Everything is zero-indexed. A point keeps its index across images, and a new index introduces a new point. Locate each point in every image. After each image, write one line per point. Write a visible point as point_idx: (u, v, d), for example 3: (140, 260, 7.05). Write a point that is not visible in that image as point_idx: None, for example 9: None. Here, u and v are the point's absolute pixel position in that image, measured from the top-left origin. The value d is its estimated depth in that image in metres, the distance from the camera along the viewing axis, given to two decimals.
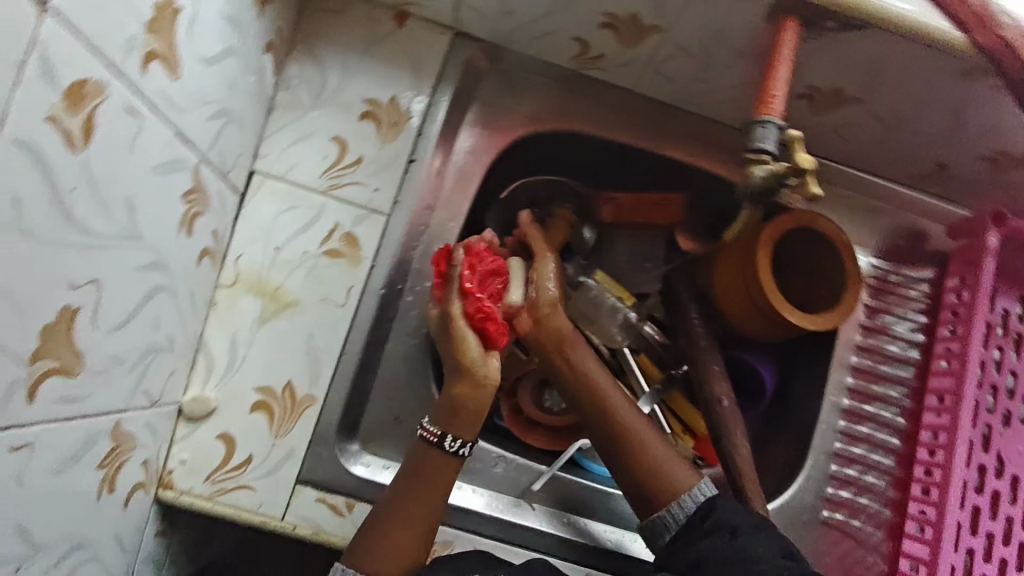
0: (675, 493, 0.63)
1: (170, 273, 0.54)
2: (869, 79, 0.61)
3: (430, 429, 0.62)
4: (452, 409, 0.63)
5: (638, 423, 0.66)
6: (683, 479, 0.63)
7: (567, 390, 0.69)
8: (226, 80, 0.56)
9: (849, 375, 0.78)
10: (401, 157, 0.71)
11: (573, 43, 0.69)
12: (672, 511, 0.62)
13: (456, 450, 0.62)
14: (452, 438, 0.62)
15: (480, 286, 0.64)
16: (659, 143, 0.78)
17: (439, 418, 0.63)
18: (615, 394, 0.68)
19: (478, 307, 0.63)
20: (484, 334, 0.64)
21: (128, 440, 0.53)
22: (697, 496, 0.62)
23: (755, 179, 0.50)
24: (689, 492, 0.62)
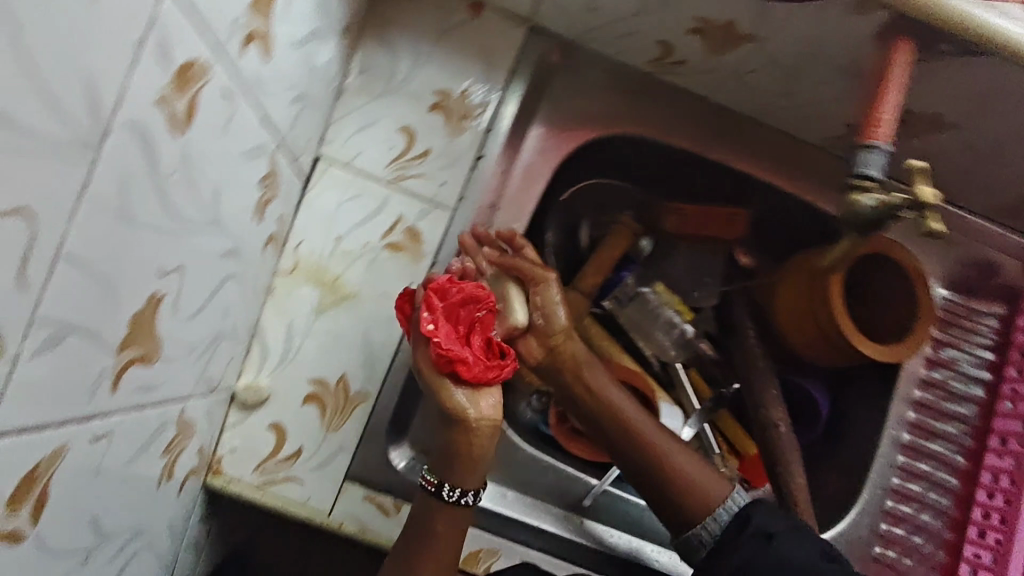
0: (710, 509, 0.60)
1: (240, 261, 0.52)
2: (972, 106, 0.59)
3: (428, 480, 0.58)
4: (448, 457, 0.57)
5: (660, 438, 0.63)
6: (718, 492, 0.60)
7: (583, 413, 0.66)
8: (307, 63, 0.54)
9: (910, 411, 0.76)
10: (469, 153, 0.69)
11: (656, 45, 0.67)
12: (706, 527, 0.59)
13: (456, 500, 0.57)
14: (450, 488, 0.57)
15: (448, 323, 0.56)
16: (733, 155, 0.75)
17: (437, 467, 0.58)
18: (633, 410, 0.65)
19: (441, 354, 0.55)
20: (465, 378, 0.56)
21: (188, 426, 0.53)
22: (731, 508, 0.60)
23: (863, 210, 0.47)
24: (723, 504, 0.60)
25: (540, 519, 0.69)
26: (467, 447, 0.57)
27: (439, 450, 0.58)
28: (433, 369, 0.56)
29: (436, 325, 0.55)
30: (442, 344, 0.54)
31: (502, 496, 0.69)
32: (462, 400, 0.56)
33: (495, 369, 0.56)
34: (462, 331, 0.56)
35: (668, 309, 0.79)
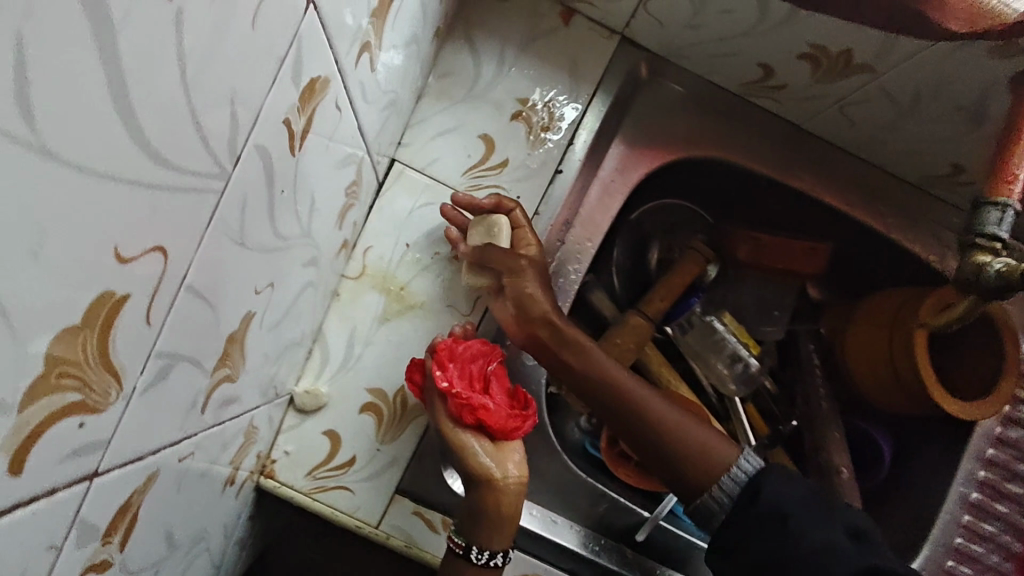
0: (715, 476, 0.57)
1: (318, 268, 0.51)
2: None
3: (455, 541, 0.56)
4: (474, 515, 0.56)
5: (661, 404, 0.59)
6: (725, 454, 0.58)
7: (575, 388, 0.61)
8: (403, 68, 0.52)
9: (981, 469, 0.72)
10: (547, 167, 0.67)
11: (756, 68, 0.64)
12: (713, 497, 0.57)
13: (484, 563, 0.55)
14: (479, 550, 0.55)
15: (463, 379, 0.57)
16: (820, 185, 0.72)
17: (465, 526, 0.56)
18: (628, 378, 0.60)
19: (463, 408, 0.55)
20: (488, 431, 0.57)
21: (254, 431, 0.51)
22: (739, 476, 0.57)
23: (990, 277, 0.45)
24: (730, 473, 0.57)
25: (589, 549, 0.67)
26: (496, 507, 0.55)
27: (467, 508, 0.57)
28: (455, 426, 0.56)
29: (451, 380, 0.56)
30: (461, 397, 0.55)
31: (553, 522, 0.67)
32: (485, 457, 0.56)
33: (516, 417, 0.57)
34: (478, 385, 0.58)
35: (730, 337, 0.76)
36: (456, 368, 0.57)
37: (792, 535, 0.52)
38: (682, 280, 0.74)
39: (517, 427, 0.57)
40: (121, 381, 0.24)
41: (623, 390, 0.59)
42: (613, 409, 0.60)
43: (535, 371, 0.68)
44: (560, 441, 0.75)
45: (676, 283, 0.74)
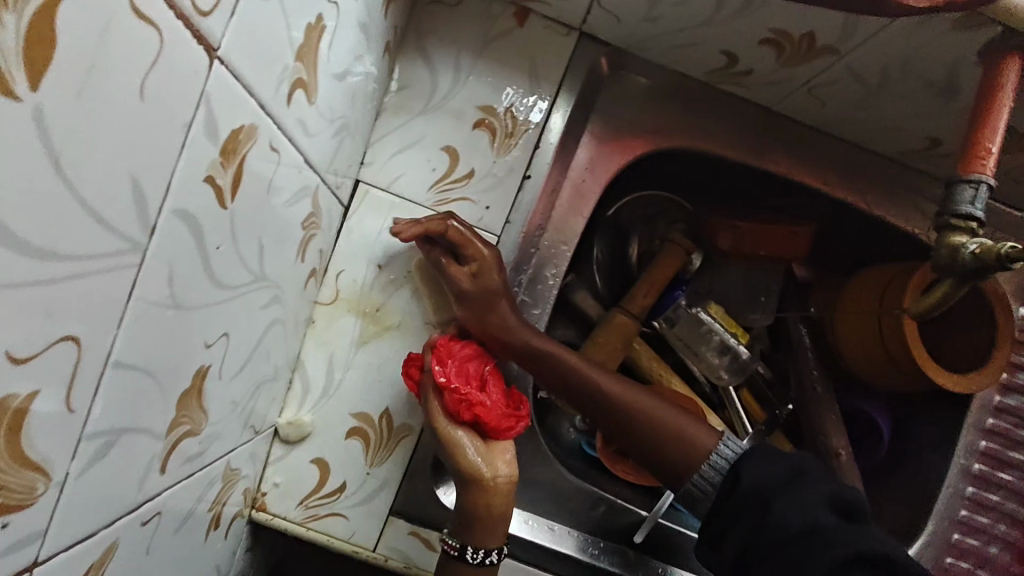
0: (697, 462, 0.57)
1: (284, 304, 0.50)
2: None
3: (450, 542, 0.56)
4: (465, 521, 0.55)
5: (635, 393, 0.60)
6: (704, 440, 0.58)
7: (552, 389, 0.61)
8: (351, 90, 0.51)
9: (982, 440, 0.71)
10: (515, 173, 0.66)
11: (720, 55, 0.62)
12: (697, 482, 0.57)
13: (481, 561, 0.54)
14: (474, 549, 0.55)
15: (461, 376, 0.57)
16: (796, 167, 0.71)
17: (457, 527, 0.56)
18: (601, 372, 0.60)
19: (461, 404, 0.55)
20: (483, 429, 0.56)
21: (235, 474, 0.51)
22: (717, 463, 0.57)
23: (965, 257, 0.43)
24: (711, 459, 0.57)
25: (589, 553, 0.67)
26: (487, 509, 0.55)
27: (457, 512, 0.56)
28: (450, 423, 0.56)
29: (449, 376, 0.55)
30: (459, 393, 0.55)
31: (548, 529, 0.67)
32: (477, 457, 0.55)
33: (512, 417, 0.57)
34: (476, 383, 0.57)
35: (721, 331, 0.73)
36: (455, 365, 0.56)
37: (770, 516, 0.50)
38: (666, 274, 0.72)
39: (511, 427, 0.56)
40: (48, 472, 0.23)
41: (596, 384, 0.60)
42: (588, 403, 0.60)
43: (525, 376, 0.67)
44: (555, 443, 0.75)
45: (660, 274, 0.72)
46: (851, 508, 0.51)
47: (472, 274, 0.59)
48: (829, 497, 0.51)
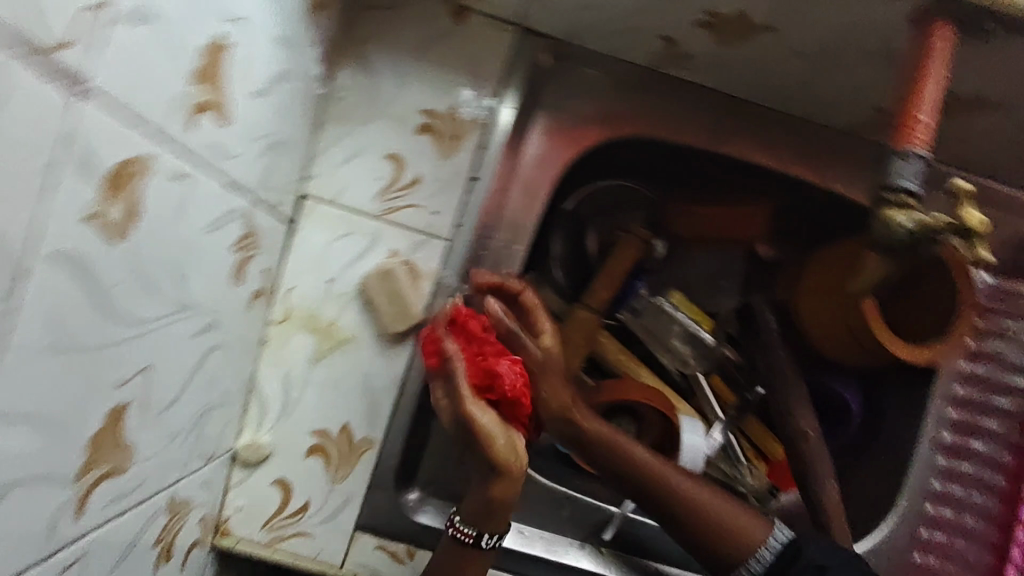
0: (750, 549, 0.56)
1: (224, 329, 0.49)
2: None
3: (464, 529, 0.52)
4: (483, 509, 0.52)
5: (691, 484, 0.58)
6: (758, 529, 0.57)
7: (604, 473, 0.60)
8: (280, 105, 0.50)
9: (950, 410, 0.71)
10: (462, 175, 0.65)
11: (660, 41, 0.61)
12: (749, 568, 0.55)
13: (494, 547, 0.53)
14: (489, 536, 0.53)
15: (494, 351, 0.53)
16: (750, 147, 0.69)
17: (470, 516, 0.52)
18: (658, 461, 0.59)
19: (514, 375, 0.51)
20: (516, 414, 0.52)
21: (185, 504, 0.50)
22: (775, 548, 0.56)
23: (900, 233, 0.42)
24: (767, 542, 0.56)
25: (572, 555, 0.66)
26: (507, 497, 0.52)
27: (473, 501, 0.52)
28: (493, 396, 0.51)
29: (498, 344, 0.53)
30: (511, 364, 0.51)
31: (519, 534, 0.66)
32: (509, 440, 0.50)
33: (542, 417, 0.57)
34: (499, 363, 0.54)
35: (684, 319, 0.74)
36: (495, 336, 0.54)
37: None
38: (625, 266, 0.71)
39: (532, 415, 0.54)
40: None
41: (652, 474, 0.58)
42: (641, 491, 0.58)
43: None
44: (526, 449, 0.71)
45: (622, 264, 0.71)
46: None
47: (544, 346, 0.59)
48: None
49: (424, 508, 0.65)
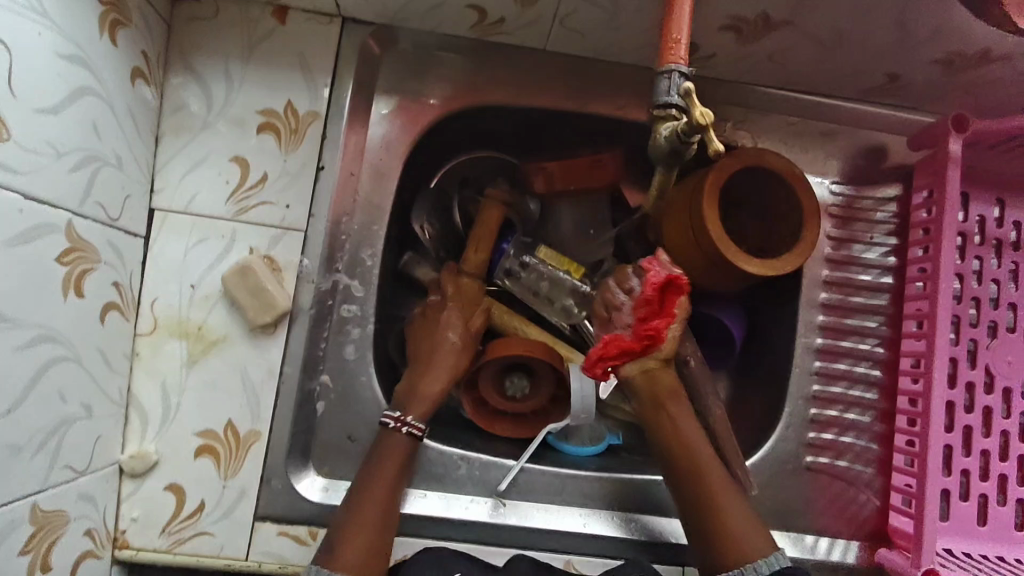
0: (749, 556, 0.55)
1: (68, 343, 0.52)
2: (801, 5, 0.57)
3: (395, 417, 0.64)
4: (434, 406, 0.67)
5: (733, 493, 0.59)
6: (759, 544, 0.56)
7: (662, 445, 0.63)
8: (87, 121, 0.52)
9: (819, 314, 0.74)
10: (308, 166, 0.66)
11: (468, 10, 0.64)
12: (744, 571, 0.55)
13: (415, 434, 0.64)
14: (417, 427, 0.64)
15: (658, 310, 0.61)
16: (589, 101, 0.73)
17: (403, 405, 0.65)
18: (710, 460, 0.61)
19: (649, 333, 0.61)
20: (624, 347, 0.62)
21: (57, 515, 0.52)
22: (774, 563, 0.54)
23: (659, 142, 0.47)
24: (766, 558, 0.55)
25: (485, 513, 0.68)
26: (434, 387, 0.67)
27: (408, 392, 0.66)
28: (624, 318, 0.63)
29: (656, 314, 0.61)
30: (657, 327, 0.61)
31: (422, 497, 0.68)
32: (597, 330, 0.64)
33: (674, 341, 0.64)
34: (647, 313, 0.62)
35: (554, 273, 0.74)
36: (660, 309, 0.61)
37: None
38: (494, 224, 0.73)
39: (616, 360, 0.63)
40: None
41: (700, 469, 0.60)
42: (682, 481, 0.61)
43: (362, 359, 0.68)
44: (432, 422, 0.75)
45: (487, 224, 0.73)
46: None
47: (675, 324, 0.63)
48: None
49: (321, 485, 0.66)
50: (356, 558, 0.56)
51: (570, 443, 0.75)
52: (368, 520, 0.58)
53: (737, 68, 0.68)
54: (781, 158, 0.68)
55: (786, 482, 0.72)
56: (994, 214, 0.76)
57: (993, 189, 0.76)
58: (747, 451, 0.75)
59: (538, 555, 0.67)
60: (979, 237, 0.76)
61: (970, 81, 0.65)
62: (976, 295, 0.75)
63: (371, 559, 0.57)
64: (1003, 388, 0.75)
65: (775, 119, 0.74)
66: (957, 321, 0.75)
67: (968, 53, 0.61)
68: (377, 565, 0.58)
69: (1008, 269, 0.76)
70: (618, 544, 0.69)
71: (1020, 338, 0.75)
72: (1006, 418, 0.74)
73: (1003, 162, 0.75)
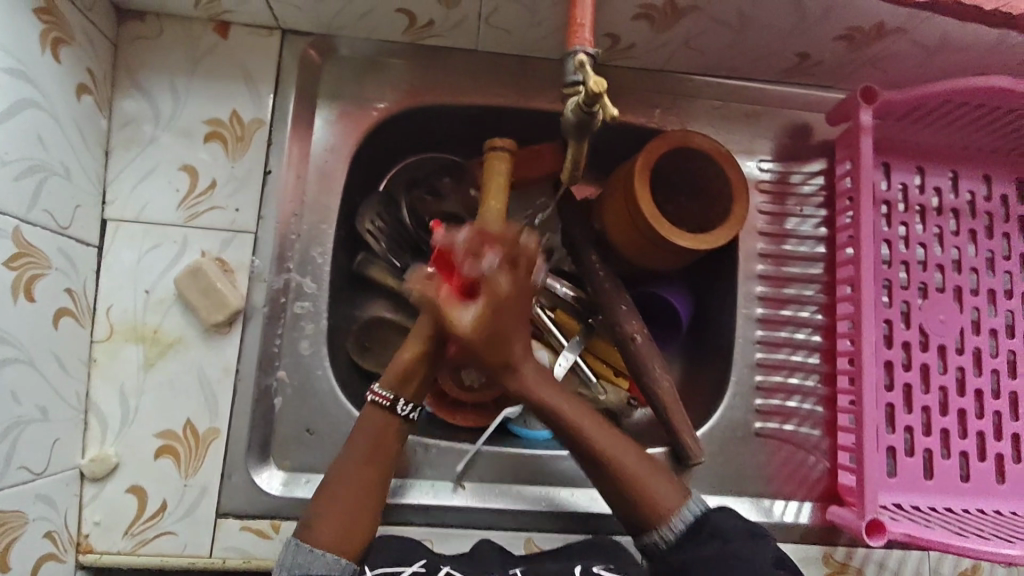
0: (665, 516, 0.59)
1: (19, 345, 0.54)
2: None
3: (383, 394, 0.63)
4: (404, 374, 0.63)
5: (644, 465, 0.60)
6: (671, 500, 0.59)
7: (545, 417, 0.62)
8: (31, 133, 0.55)
9: (758, 285, 0.78)
10: (255, 170, 0.69)
11: (399, 15, 0.68)
12: (661, 535, 0.58)
13: (408, 414, 0.64)
14: (405, 403, 0.63)
15: None
16: (524, 95, 0.76)
17: (389, 380, 0.64)
18: (615, 444, 0.61)
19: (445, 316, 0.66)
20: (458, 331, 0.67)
21: (14, 515, 0.53)
22: (688, 516, 0.59)
23: (569, 116, 0.52)
24: (679, 513, 0.59)
25: (447, 497, 0.70)
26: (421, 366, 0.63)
27: (396, 368, 0.64)
28: None
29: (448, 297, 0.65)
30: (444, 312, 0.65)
31: None
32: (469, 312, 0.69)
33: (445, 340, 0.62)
34: None
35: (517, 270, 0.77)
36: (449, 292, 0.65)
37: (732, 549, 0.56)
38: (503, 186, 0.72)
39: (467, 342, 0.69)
40: None
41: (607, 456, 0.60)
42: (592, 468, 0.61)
43: (317, 354, 0.70)
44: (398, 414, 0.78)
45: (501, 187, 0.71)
46: (784, 560, 0.58)
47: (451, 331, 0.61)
48: (773, 554, 0.57)
49: (282, 478, 0.67)
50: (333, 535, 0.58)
51: (526, 428, 0.77)
52: (347, 496, 0.59)
53: (659, 56, 0.73)
54: (707, 138, 0.72)
55: (737, 449, 0.75)
56: (915, 181, 0.80)
57: (911, 158, 0.81)
58: (698, 422, 0.77)
59: (496, 535, 0.69)
60: (903, 204, 0.80)
61: (873, 54, 0.70)
62: (904, 258, 0.79)
63: (351, 532, 0.58)
64: (938, 346, 0.78)
65: (703, 104, 0.78)
66: (889, 285, 0.78)
67: (864, 27, 0.66)
68: (356, 538, 0.59)
69: (932, 232, 0.80)
70: (575, 522, 0.71)
71: (949, 297, 0.78)
72: (943, 373, 0.77)
73: (917, 132, 0.79)
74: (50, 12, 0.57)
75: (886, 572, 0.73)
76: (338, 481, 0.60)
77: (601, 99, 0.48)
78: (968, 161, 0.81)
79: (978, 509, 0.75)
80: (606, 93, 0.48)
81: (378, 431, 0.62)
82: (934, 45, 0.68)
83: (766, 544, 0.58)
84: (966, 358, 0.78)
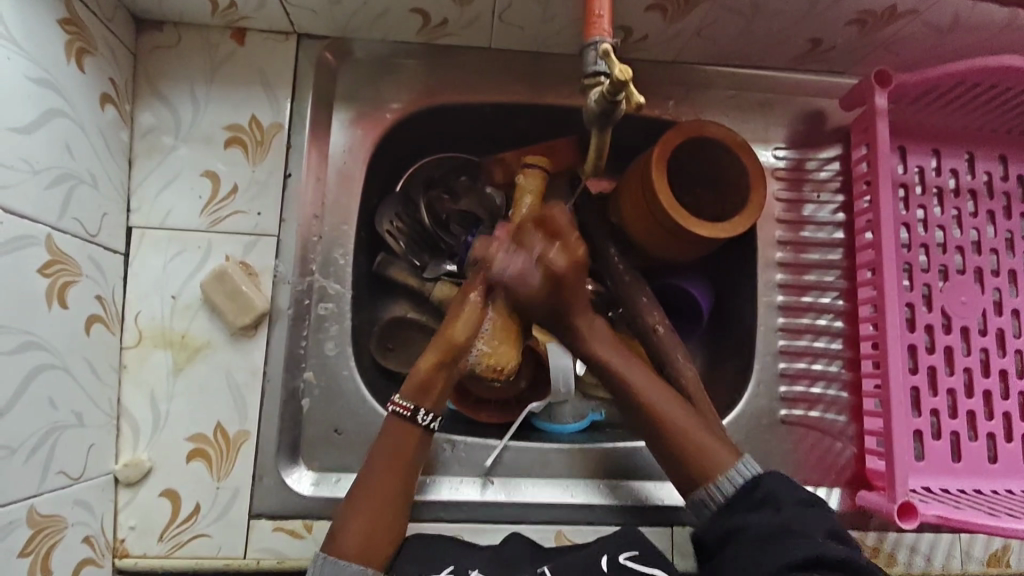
0: (714, 476, 0.61)
1: (57, 351, 0.55)
2: None
3: (402, 405, 0.64)
4: (424, 385, 0.64)
5: (687, 420, 0.64)
6: (723, 460, 0.61)
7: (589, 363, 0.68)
8: (61, 143, 0.56)
9: (777, 273, 0.78)
10: (275, 174, 0.69)
11: (414, 15, 0.69)
12: (711, 494, 0.61)
13: (428, 424, 0.64)
14: (424, 412, 0.64)
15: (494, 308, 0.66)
16: (537, 92, 0.77)
17: (410, 393, 0.64)
18: (660, 394, 0.65)
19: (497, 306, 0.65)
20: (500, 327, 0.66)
21: (56, 518, 0.54)
22: (735, 479, 0.60)
23: (590, 106, 0.53)
24: (729, 474, 0.61)
25: (475, 493, 0.70)
26: (443, 378, 0.64)
27: (415, 381, 0.64)
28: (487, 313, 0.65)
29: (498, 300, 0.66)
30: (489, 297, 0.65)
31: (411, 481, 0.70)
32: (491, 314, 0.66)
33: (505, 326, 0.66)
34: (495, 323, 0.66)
35: None
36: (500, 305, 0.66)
37: (777, 517, 0.55)
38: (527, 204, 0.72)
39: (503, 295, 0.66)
40: None
41: (658, 413, 0.64)
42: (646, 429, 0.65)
43: (342, 354, 0.71)
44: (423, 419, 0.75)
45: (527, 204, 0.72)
46: (840, 535, 0.55)
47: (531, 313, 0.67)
48: (830, 526, 0.55)
49: (312, 479, 0.67)
50: (357, 540, 0.58)
51: (551, 422, 0.77)
52: (367, 501, 0.60)
53: (670, 47, 0.73)
54: (721, 126, 0.72)
55: (763, 436, 0.75)
56: (932, 164, 0.80)
57: (927, 140, 0.80)
58: (721, 412, 0.77)
59: (526, 530, 0.69)
60: (920, 187, 0.80)
61: (885, 37, 0.71)
62: (924, 241, 0.79)
63: (370, 540, 0.59)
64: (961, 328, 0.77)
65: (716, 95, 0.78)
66: (909, 268, 0.78)
67: (876, 11, 0.66)
68: (376, 544, 0.59)
69: (950, 215, 0.80)
70: (606, 514, 0.70)
71: (970, 278, 0.78)
72: (967, 355, 0.77)
73: (931, 115, 0.80)
74: (73, 23, 0.58)
75: (917, 556, 0.73)
76: (364, 490, 0.61)
77: (627, 87, 0.49)
78: (983, 143, 0.81)
79: (1006, 490, 0.75)
80: (632, 82, 0.48)
81: (395, 445, 0.63)
82: (946, 26, 0.69)
83: (822, 517, 0.55)
84: (989, 339, 0.77)
